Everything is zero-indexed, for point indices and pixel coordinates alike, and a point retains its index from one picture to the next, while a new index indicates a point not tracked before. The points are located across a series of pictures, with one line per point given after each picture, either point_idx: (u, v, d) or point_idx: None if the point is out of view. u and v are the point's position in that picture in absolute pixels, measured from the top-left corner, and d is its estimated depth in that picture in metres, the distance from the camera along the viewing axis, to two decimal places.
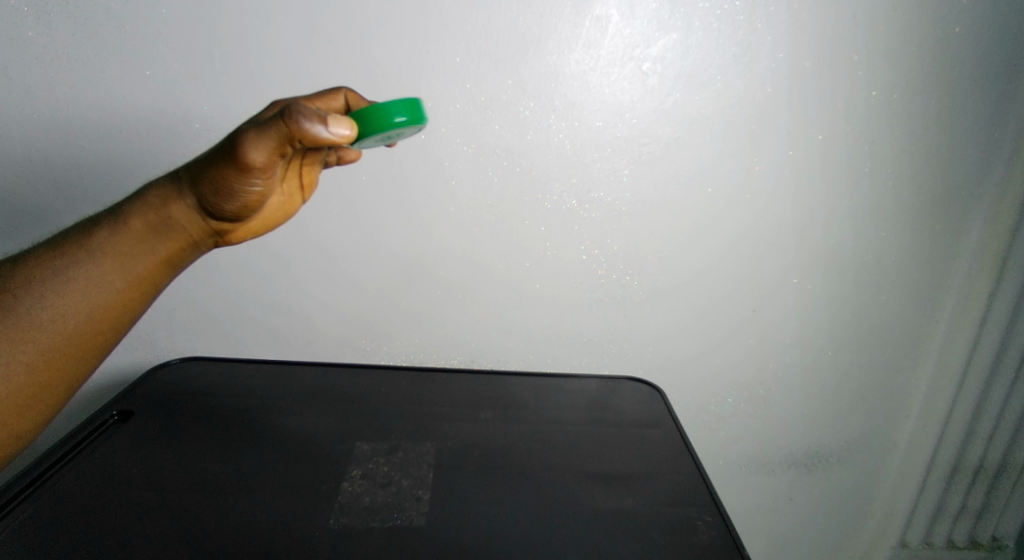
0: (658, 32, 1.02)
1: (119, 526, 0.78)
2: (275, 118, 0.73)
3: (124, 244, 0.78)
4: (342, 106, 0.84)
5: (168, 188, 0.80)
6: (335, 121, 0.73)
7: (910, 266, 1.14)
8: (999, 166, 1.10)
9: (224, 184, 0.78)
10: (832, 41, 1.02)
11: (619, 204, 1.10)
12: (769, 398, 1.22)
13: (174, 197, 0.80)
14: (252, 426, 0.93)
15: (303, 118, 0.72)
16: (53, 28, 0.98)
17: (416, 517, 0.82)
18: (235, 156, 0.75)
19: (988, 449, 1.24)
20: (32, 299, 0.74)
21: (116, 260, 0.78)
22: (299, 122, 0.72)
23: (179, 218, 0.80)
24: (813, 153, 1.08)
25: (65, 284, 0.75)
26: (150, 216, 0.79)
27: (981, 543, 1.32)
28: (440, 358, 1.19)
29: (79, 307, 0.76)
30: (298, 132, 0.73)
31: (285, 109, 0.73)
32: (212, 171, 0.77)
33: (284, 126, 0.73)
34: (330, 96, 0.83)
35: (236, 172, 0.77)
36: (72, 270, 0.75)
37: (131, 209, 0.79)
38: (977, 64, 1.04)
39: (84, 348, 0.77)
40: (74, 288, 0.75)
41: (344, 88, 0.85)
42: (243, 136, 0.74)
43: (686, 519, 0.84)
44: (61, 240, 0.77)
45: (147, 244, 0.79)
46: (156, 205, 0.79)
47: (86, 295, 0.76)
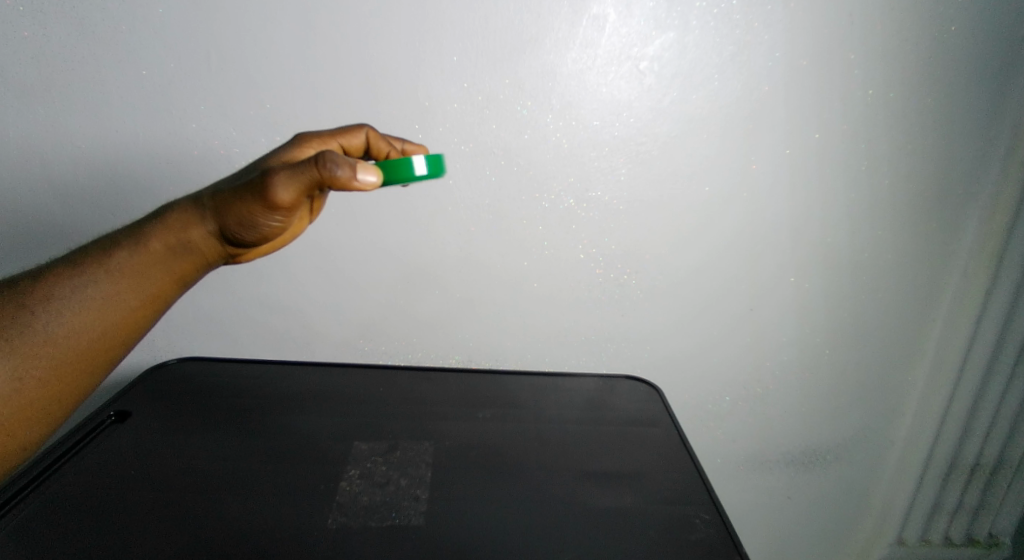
0: (655, 31, 1.02)
1: (120, 527, 0.78)
2: (308, 163, 0.75)
3: (141, 265, 0.78)
4: (362, 143, 0.91)
5: (188, 211, 0.80)
6: (361, 169, 0.75)
7: (906, 264, 1.15)
8: (994, 164, 1.10)
9: (247, 215, 0.79)
10: (828, 40, 1.03)
11: (616, 202, 1.10)
12: (766, 396, 1.23)
13: (194, 221, 0.80)
14: (250, 427, 0.93)
15: (336, 167, 0.74)
16: (49, 28, 0.98)
17: (414, 516, 0.82)
18: (263, 191, 0.77)
19: (985, 447, 1.23)
20: (50, 315, 0.74)
21: (134, 281, 0.78)
22: (332, 171, 0.74)
23: (197, 243, 0.80)
24: (810, 152, 1.08)
25: (82, 303, 0.75)
26: (169, 238, 0.79)
27: (978, 541, 1.32)
28: (438, 357, 1.19)
29: (96, 327, 0.76)
30: (329, 179, 0.75)
31: (320, 156, 0.74)
32: (236, 201, 0.79)
33: (315, 172, 0.75)
34: (352, 137, 0.90)
35: (260, 206, 0.78)
36: (90, 290, 0.76)
37: (150, 229, 0.79)
38: (971, 63, 1.05)
39: (86, 368, 0.76)
40: (91, 308, 0.76)
41: (365, 126, 0.91)
42: (273, 175, 0.75)
43: (685, 516, 0.84)
44: (78, 256, 0.77)
45: (165, 266, 0.79)
46: (175, 227, 0.79)
47: (104, 316, 0.76)
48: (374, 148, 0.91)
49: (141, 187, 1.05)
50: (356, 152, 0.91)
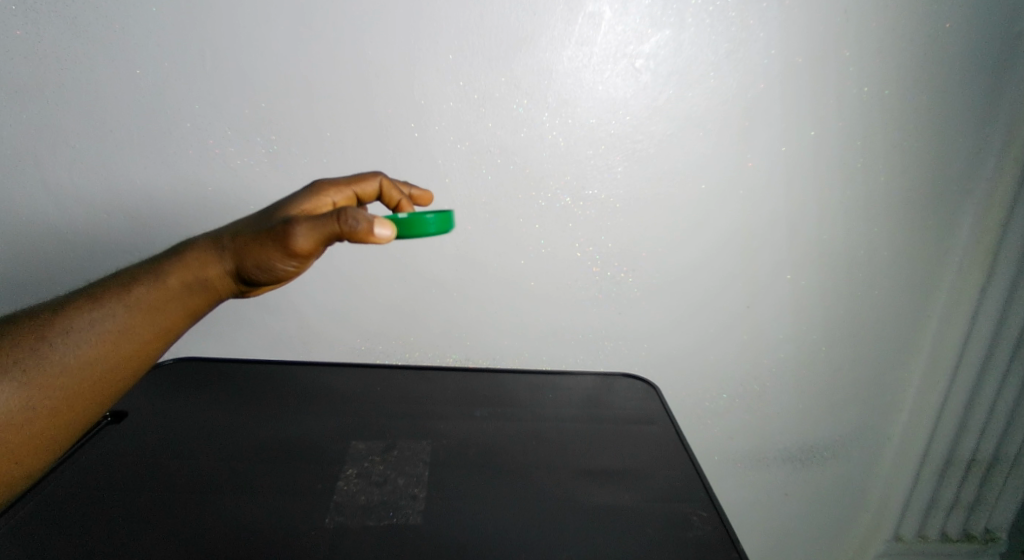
0: (650, 29, 1.02)
1: (118, 527, 0.77)
2: (328, 216, 0.75)
3: (156, 302, 0.77)
4: (376, 189, 0.93)
5: (206, 249, 0.79)
6: (379, 224, 0.75)
7: (901, 261, 1.15)
8: (989, 161, 1.10)
9: (264, 258, 0.78)
10: (824, 37, 1.03)
11: (612, 200, 1.10)
12: (763, 393, 1.23)
13: (211, 260, 0.79)
14: (247, 428, 0.93)
15: (355, 223, 0.75)
16: (41, 27, 0.97)
17: (411, 515, 0.82)
18: (281, 238, 0.76)
19: (981, 443, 1.23)
20: (61, 347, 0.73)
21: (148, 316, 0.77)
22: (351, 226, 0.75)
23: (213, 281, 0.79)
24: (805, 150, 1.08)
25: (93, 336, 0.75)
26: (185, 276, 0.79)
27: (974, 536, 1.31)
28: (435, 356, 1.19)
29: (103, 363, 0.75)
30: (348, 233, 0.75)
31: (341, 211, 0.75)
32: (254, 243, 0.78)
33: (333, 225, 0.75)
34: (367, 184, 0.92)
35: (277, 252, 0.77)
36: (103, 324, 0.75)
37: (168, 265, 0.79)
38: (966, 59, 1.05)
39: (79, 404, 0.75)
40: (101, 343, 0.75)
41: (380, 174, 0.94)
42: (295, 224, 0.75)
43: (681, 513, 0.84)
44: (97, 288, 0.77)
45: (178, 303, 0.79)
46: (193, 264, 0.79)
47: (113, 351, 0.76)
48: (387, 196, 0.94)
49: (135, 187, 1.05)
50: (369, 198, 0.92)
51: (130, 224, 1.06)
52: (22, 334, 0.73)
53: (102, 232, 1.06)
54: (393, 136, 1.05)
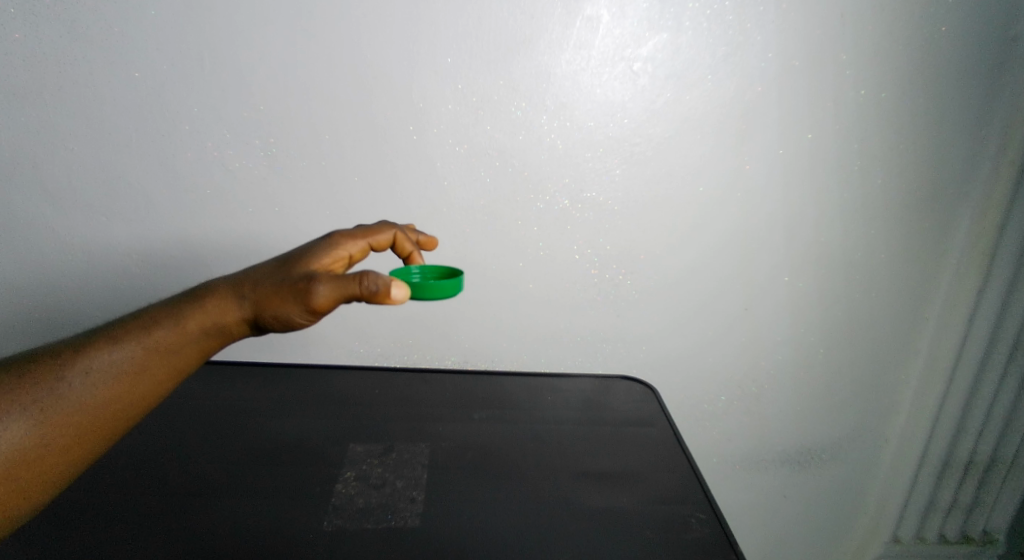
0: (648, 32, 1.02)
1: (118, 529, 0.77)
2: (347, 278, 0.74)
3: (169, 347, 0.72)
4: (389, 240, 0.92)
5: (227, 293, 0.74)
6: (397, 285, 0.74)
7: (898, 263, 1.15)
8: (985, 163, 1.10)
9: (283, 312, 0.74)
10: (820, 41, 1.03)
11: (611, 203, 1.10)
12: (761, 395, 1.23)
13: (230, 306, 0.74)
14: (246, 431, 0.93)
15: (375, 286, 0.73)
16: (40, 30, 0.98)
17: (409, 518, 0.82)
18: (302, 293, 0.73)
19: (978, 445, 1.23)
20: (73, 389, 0.68)
21: (161, 363, 0.71)
22: (370, 289, 0.73)
23: (232, 329, 0.74)
24: (803, 152, 1.08)
25: (101, 381, 0.69)
26: (203, 321, 0.73)
27: (972, 538, 1.30)
28: (434, 359, 1.19)
29: (110, 411, 0.69)
30: (366, 296, 0.74)
31: (360, 274, 0.74)
32: (274, 294, 0.74)
33: (353, 287, 0.74)
34: (383, 235, 0.90)
35: (297, 307, 0.74)
36: (112, 367, 0.70)
37: (187, 308, 0.73)
38: (962, 62, 1.05)
39: (77, 453, 0.69)
40: (107, 390, 0.69)
41: (391, 224, 0.93)
42: (315, 283, 0.73)
43: (680, 516, 0.84)
44: (111, 327, 0.71)
45: (192, 350, 0.73)
46: (211, 310, 0.73)
47: (120, 401, 0.70)
48: (399, 246, 0.94)
49: (134, 190, 1.04)
50: (383, 247, 0.91)
51: (128, 227, 1.06)
52: (26, 375, 0.67)
53: (100, 235, 1.06)
54: (391, 138, 1.05)
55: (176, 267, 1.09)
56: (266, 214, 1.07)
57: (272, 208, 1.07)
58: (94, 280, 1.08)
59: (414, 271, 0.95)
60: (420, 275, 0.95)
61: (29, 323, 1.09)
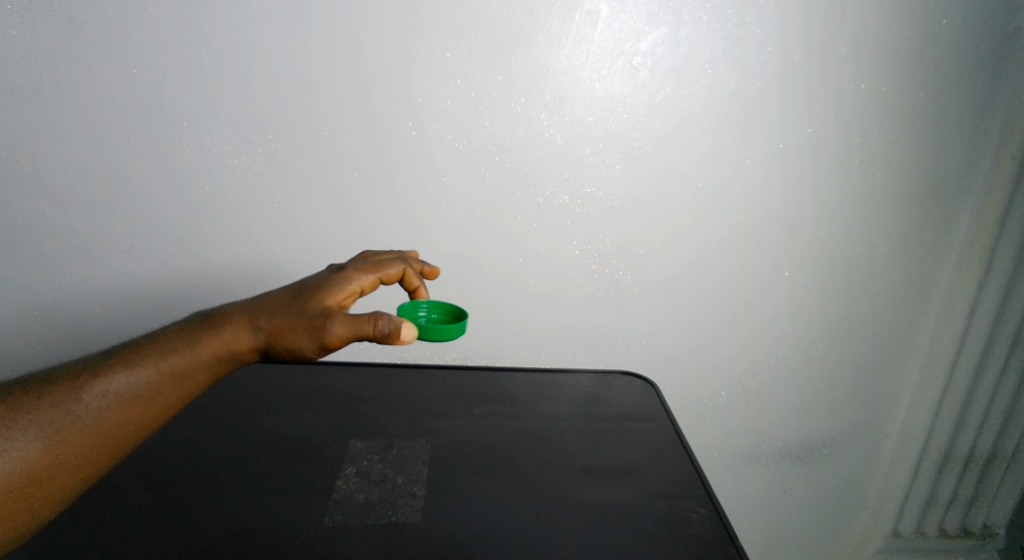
0: (648, 26, 1.02)
1: (119, 525, 0.77)
2: (360, 317, 0.75)
3: (183, 372, 0.72)
4: (398, 272, 0.90)
5: (242, 322, 0.77)
6: (406, 327, 0.74)
7: (899, 257, 1.15)
8: (986, 158, 1.10)
9: (296, 344, 0.76)
10: (820, 34, 1.03)
11: (611, 198, 1.10)
12: (761, 390, 1.23)
13: (245, 334, 0.76)
14: (248, 427, 0.93)
15: (387, 328, 0.74)
16: (38, 27, 0.97)
17: (410, 513, 0.82)
18: (317, 329, 0.75)
19: (979, 439, 1.23)
20: (89, 409, 0.68)
21: (173, 388, 0.72)
22: (381, 331, 0.74)
23: (244, 357, 0.76)
24: (803, 147, 1.08)
25: (113, 404, 0.69)
26: (217, 348, 0.75)
27: (972, 532, 1.31)
28: (434, 355, 1.19)
29: (122, 434, 0.70)
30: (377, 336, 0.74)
31: (373, 315, 0.74)
32: (289, 327, 0.76)
33: (364, 327, 0.74)
34: (392, 268, 0.89)
35: (309, 340, 0.76)
36: (126, 390, 0.70)
37: (202, 334, 0.75)
38: (962, 56, 1.05)
39: (86, 474, 0.68)
40: (119, 413, 0.69)
41: (399, 258, 0.91)
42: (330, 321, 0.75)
43: (680, 510, 0.84)
44: (127, 350, 0.72)
45: (203, 375, 0.74)
46: (227, 337, 0.75)
47: (131, 425, 0.70)
48: (407, 280, 0.91)
49: (133, 187, 1.04)
50: (392, 282, 0.89)
51: (127, 224, 1.06)
52: (42, 396, 0.67)
53: (100, 232, 1.06)
54: (390, 134, 1.05)
55: (176, 264, 1.09)
56: (265, 211, 1.07)
57: (272, 205, 1.07)
58: (95, 277, 1.08)
59: (421, 309, 0.93)
60: (427, 313, 0.94)
61: (29, 320, 1.09)
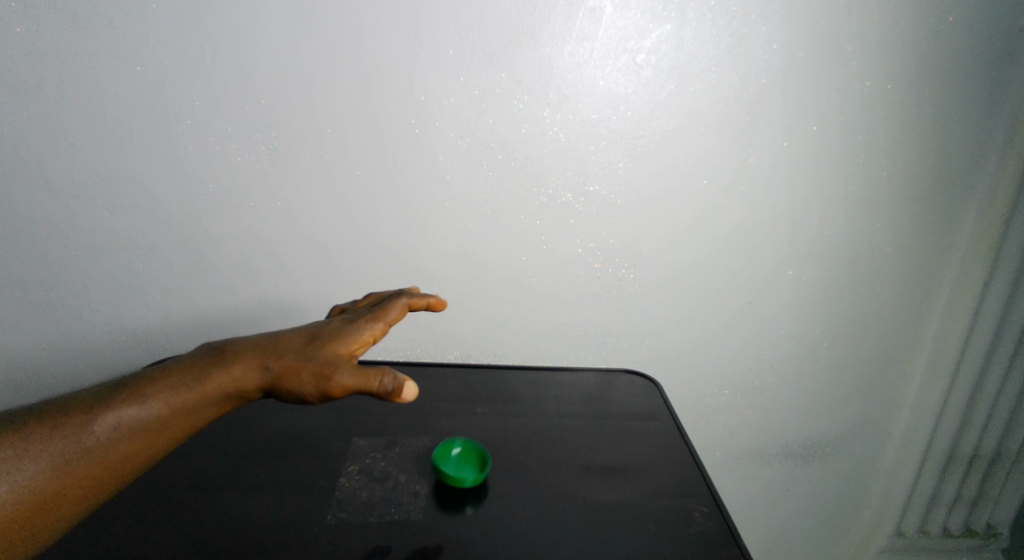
0: (652, 23, 1.02)
1: (124, 523, 0.78)
2: (364, 372, 0.72)
3: (190, 408, 0.71)
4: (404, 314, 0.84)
5: (252, 361, 0.74)
6: (408, 383, 0.72)
7: (903, 256, 1.15)
8: (992, 157, 1.10)
9: (301, 389, 0.74)
10: (826, 31, 1.02)
11: (614, 196, 1.09)
12: (764, 389, 1.23)
13: (253, 373, 0.74)
14: (251, 425, 0.93)
15: (388, 387, 0.71)
16: (42, 25, 0.97)
17: (412, 511, 0.82)
18: (323, 377, 0.73)
19: (983, 438, 1.23)
20: (98, 440, 0.68)
21: (181, 424, 0.71)
22: (383, 389, 0.71)
23: (250, 395, 0.74)
24: (807, 144, 1.08)
25: (122, 436, 0.69)
26: (225, 384, 0.73)
27: (976, 531, 1.31)
28: (436, 353, 1.17)
29: (128, 467, 0.69)
30: (379, 394, 0.72)
31: (377, 373, 0.71)
32: (296, 370, 0.74)
33: (368, 382, 0.72)
34: (394, 310, 0.84)
35: (314, 386, 0.73)
36: (135, 422, 0.69)
37: (214, 370, 0.73)
38: (968, 55, 1.04)
39: (88, 504, 0.68)
40: (127, 446, 0.69)
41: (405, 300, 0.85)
42: (335, 375, 0.73)
43: (683, 509, 0.84)
44: (138, 381, 0.71)
45: (210, 411, 0.73)
46: (235, 374, 0.73)
47: (136, 458, 0.69)
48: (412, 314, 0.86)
49: (137, 185, 1.04)
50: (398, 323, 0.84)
51: (131, 222, 1.06)
52: (54, 426, 0.67)
53: (103, 229, 1.06)
54: (394, 131, 1.05)
55: (179, 262, 1.09)
56: (268, 209, 1.07)
57: (275, 203, 1.07)
58: (98, 275, 1.08)
59: None
60: None
61: (33, 316, 1.09)
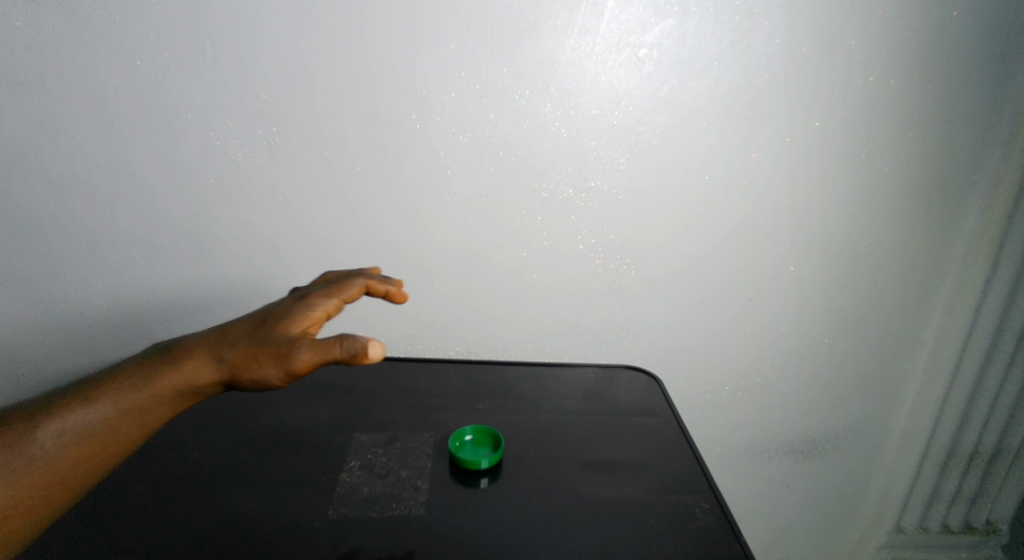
0: (654, 18, 1.01)
1: (125, 517, 0.78)
2: (325, 341, 0.68)
3: (141, 407, 0.69)
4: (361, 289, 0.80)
5: (203, 353, 0.71)
6: (372, 344, 0.67)
7: (905, 253, 1.15)
8: (995, 153, 1.09)
9: (261, 375, 0.70)
10: (829, 26, 1.02)
11: (615, 192, 1.09)
12: (765, 385, 1.23)
13: (207, 365, 0.70)
14: (251, 421, 0.93)
15: (353, 349, 0.67)
16: (40, 19, 0.97)
17: (413, 506, 0.82)
18: (282, 357, 0.69)
19: (984, 435, 1.23)
20: (44, 449, 0.65)
21: (131, 427, 0.69)
22: (348, 353, 0.67)
23: (207, 389, 0.71)
24: (809, 140, 1.07)
25: (68, 443, 0.66)
26: (178, 381, 0.70)
27: (975, 527, 1.31)
28: (437, 349, 1.18)
29: (82, 474, 0.67)
30: (346, 358, 0.67)
31: (338, 339, 0.67)
32: (252, 356, 0.70)
33: (330, 351, 0.67)
34: (350, 286, 0.79)
35: (275, 368, 0.69)
36: (83, 427, 0.67)
37: (161, 370, 0.70)
38: (972, 50, 1.04)
39: (41, 515, 0.66)
40: (75, 452, 0.66)
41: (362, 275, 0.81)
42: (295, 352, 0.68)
43: (683, 505, 0.84)
44: (82, 386, 0.69)
45: (163, 409, 0.70)
46: (187, 370, 0.70)
47: (88, 463, 0.67)
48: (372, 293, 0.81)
49: (137, 179, 1.04)
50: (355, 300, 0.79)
51: (132, 217, 1.06)
52: None
53: (104, 224, 1.06)
54: (395, 126, 1.04)
55: (180, 257, 1.09)
56: (269, 204, 1.07)
57: (276, 198, 1.07)
58: (99, 270, 1.08)
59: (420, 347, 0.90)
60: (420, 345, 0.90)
61: (34, 312, 1.09)
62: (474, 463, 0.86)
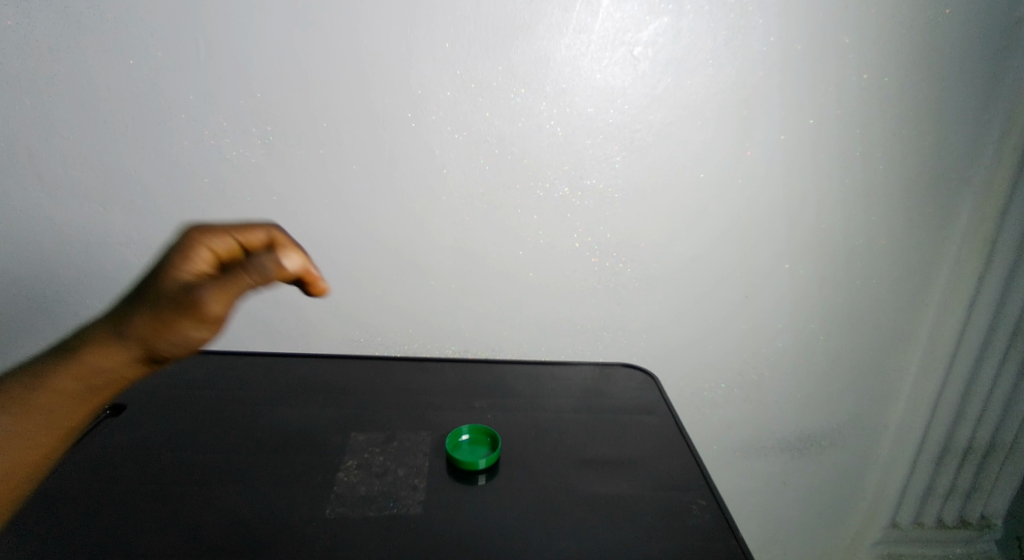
0: (649, 16, 1.01)
1: (120, 518, 0.78)
2: (235, 271, 0.71)
3: (48, 404, 0.68)
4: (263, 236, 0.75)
5: (104, 334, 0.69)
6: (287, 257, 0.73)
7: (900, 249, 1.15)
8: (987, 150, 1.10)
9: (173, 337, 0.70)
10: (823, 24, 1.02)
11: (612, 190, 1.09)
12: (761, 382, 1.23)
13: (111, 346, 0.69)
14: (247, 421, 0.93)
15: (267, 265, 0.72)
16: (33, 18, 0.96)
17: (410, 505, 0.82)
18: (191, 306, 0.69)
19: (978, 430, 1.24)
20: None
21: (39, 424, 0.69)
22: (264, 270, 0.72)
23: (120, 369, 0.70)
24: (804, 138, 1.08)
25: None
26: (81, 370, 0.69)
27: (970, 522, 1.32)
28: (434, 347, 1.17)
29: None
30: (264, 276, 0.72)
31: (247, 263, 0.71)
32: (158, 320, 0.69)
33: (244, 279, 0.71)
34: (251, 232, 0.75)
35: (190, 320, 0.69)
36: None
37: (56, 365, 0.68)
38: (964, 48, 1.04)
39: None
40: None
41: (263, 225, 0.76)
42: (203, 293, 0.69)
43: (681, 502, 0.85)
44: None
45: (77, 400, 0.69)
46: (88, 357, 0.69)
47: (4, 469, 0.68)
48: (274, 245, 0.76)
49: (132, 179, 1.04)
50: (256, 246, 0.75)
51: (127, 217, 1.05)
52: None
53: (99, 225, 1.05)
54: (390, 124, 1.04)
55: None
56: (264, 204, 1.07)
57: (271, 197, 1.06)
58: (94, 271, 1.08)
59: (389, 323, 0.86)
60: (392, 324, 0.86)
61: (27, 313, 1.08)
62: (472, 462, 0.86)
